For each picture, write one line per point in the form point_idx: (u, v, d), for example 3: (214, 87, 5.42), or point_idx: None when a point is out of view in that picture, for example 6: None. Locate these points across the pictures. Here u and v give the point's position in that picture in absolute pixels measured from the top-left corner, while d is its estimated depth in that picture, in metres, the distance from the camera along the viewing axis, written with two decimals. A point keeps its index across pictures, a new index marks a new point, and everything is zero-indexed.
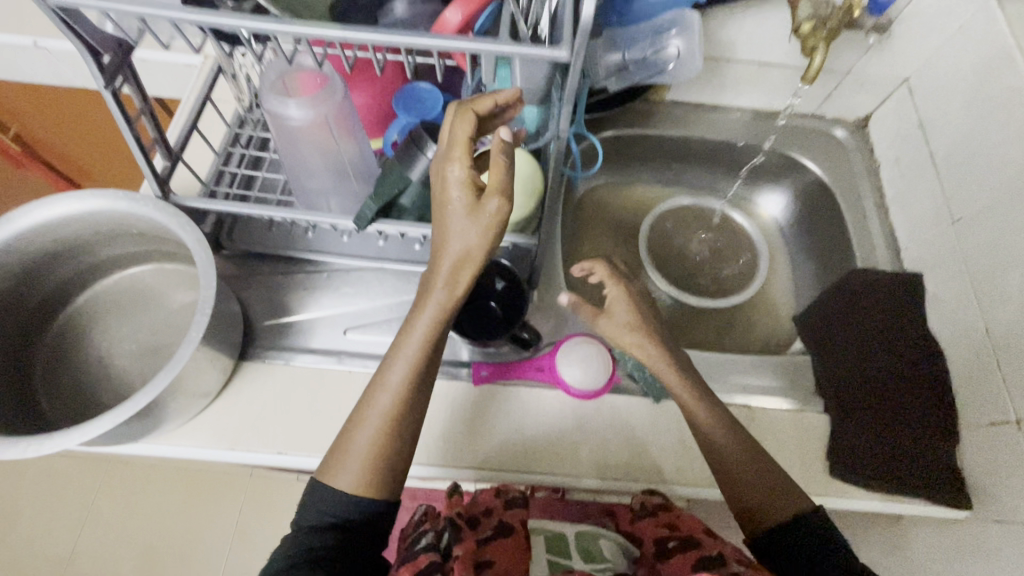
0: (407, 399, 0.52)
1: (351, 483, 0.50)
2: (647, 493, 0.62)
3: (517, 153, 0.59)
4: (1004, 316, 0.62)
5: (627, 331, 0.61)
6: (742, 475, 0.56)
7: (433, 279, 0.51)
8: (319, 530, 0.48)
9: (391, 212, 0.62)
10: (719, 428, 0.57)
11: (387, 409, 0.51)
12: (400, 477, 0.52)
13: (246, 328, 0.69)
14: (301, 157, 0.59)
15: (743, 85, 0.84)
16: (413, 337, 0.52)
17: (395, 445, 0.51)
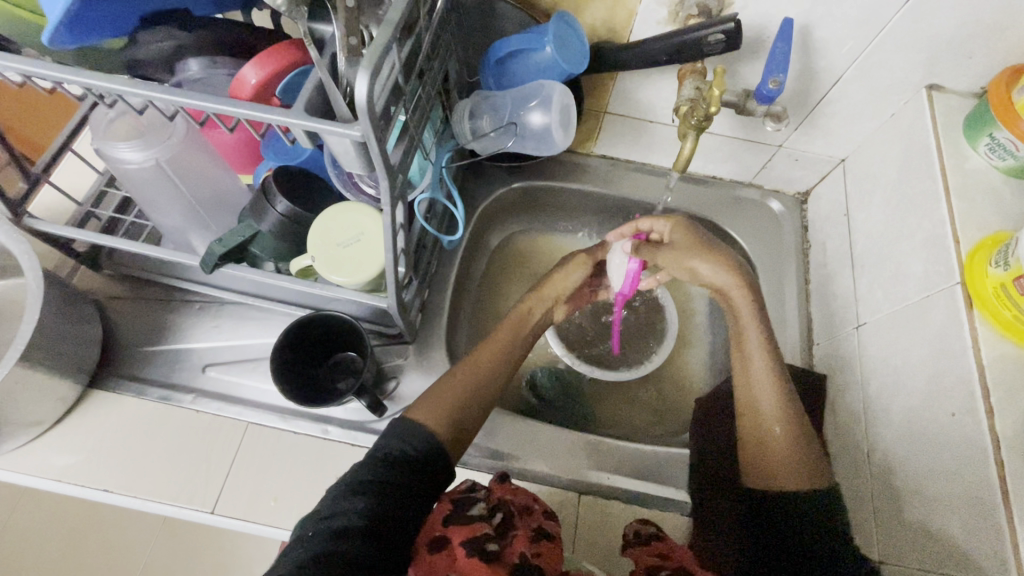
0: (477, 394, 0.58)
1: (426, 419, 0.54)
2: (642, 522, 0.57)
3: (367, 214, 0.56)
4: (885, 442, 0.56)
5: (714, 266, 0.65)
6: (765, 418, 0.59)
7: (512, 322, 0.66)
8: (390, 484, 0.47)
9: (244, 257, 0.60)
10: (763, 375, 0.61)
11: (484, 370, 0.60)
12: (462, 432, 0.55)
13: (107, 353, 0.68)
14: (147, 197, 0.57)
15: (669, 148, 0.79)
16: (500, 336, 0.64)
17: (482, 400, 0.58)
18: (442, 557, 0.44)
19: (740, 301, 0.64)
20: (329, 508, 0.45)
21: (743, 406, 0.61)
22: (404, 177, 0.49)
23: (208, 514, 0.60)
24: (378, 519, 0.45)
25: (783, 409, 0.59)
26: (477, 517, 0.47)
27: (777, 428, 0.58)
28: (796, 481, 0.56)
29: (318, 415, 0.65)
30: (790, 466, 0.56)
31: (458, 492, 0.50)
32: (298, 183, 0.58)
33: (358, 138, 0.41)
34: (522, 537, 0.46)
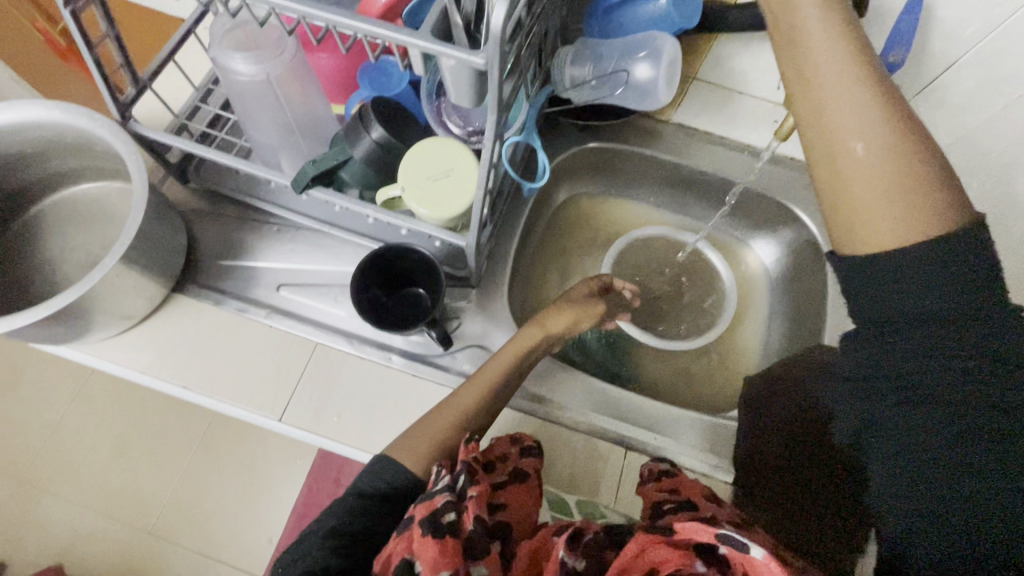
0: (468, 422, 0.58)
1: (409, 456, 0.54)
2: (658, 462, 0.60)
3: (457, 151, 0.57)
4: None
5: (815, 40, 0.45)
6: (854, 172, 0.46)
7: (511, 344, 0.64)
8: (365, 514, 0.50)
9: (332, 182, 0.62)
10: (824, 42, 0.45)
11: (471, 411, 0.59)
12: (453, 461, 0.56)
13: (190, 262, 0.72)
14: (249, 113, 0.59)
15: (753, 123, 0.78)
16: (498, 362, 0.62)
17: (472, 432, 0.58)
18: (401, 539, 0.46)
19: (830, 97, 0.45)
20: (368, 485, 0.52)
21: (861, 200, 0.46)
22: (507, 115, 0.49)
23: (276, 422, 0.64)
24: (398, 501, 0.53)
25: (896, 182, 0.44)
26: (440, 490, 0.48)
27: (890, 200, 0.45)
28: (891, 222, 0.45)
29: (382, 344, 0.68)
30: (888, 216, 0.45)
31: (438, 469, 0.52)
32: (394, 114, 0.60)
33: (482, 67, 0.41)
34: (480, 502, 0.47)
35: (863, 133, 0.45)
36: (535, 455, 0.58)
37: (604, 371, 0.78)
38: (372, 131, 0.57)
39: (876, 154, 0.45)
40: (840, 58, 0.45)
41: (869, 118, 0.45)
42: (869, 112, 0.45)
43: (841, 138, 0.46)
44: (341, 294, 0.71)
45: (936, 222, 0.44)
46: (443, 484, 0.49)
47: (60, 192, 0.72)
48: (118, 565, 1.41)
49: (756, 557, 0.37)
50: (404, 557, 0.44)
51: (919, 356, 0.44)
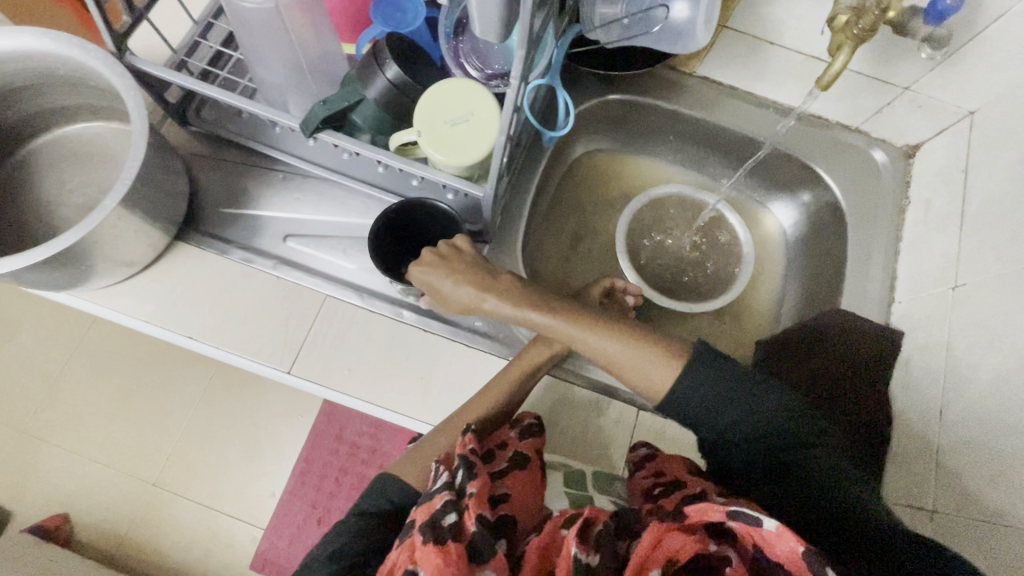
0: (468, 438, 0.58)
1: (414, 479, 0.56)
2: (636, 446, 0.61)
3: (477, 94, 0.53)
4: (963, 404, 0.57)
5: (501, 296, 0.58)
6: (617, 363, 0.55)
7: (516, 363, 0.61)
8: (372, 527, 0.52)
9: (342, 125, 0.58)
10: (502, 305, 0.58)
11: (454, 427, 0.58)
12: None
13: (193, 210, 0.69)
14: (253, 47, 0.55)
15: (783, 76, 0.74)
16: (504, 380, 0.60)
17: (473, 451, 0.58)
18: (401, 549, 0.46)
19: (577, 340, 0.56)
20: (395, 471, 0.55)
21: (617, 368, 0.55)
22: (534, 55, 0.46)
23: (285, 374, 0.63)
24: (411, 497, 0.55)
25: (629, 358, 0.54)
26: (438, 491, 0.49)
27: (642, 369, 0.53)
28: (655, 358, 0.53)
29: (393, 298, 0.67)
30: (645, 370, 0.53)
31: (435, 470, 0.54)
32: (410, 51, 0.56)
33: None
34: (479, 498, 0.47)
35: (546, 308, 0.57)
36: (534, 437, 0.58)
37: None
38: (387, 69, 0.53)
39: (612, 347, 0.55)
40: (523, 304, 0.57)
41: (600, 337, 0.55)
42: (611, 339, 0.55)
43: (584, 350, 0.56)
44: (349, 246, 0.69)
45: (665, 351, 0.53)
46: (438, 486, 0.50)
47: (53, 130, 0.68)
48: (124, 514, 1.43)
49: (766, 527, 0.40)
50: (405, 566, 0.45)
51: (751, 410, 0.50)
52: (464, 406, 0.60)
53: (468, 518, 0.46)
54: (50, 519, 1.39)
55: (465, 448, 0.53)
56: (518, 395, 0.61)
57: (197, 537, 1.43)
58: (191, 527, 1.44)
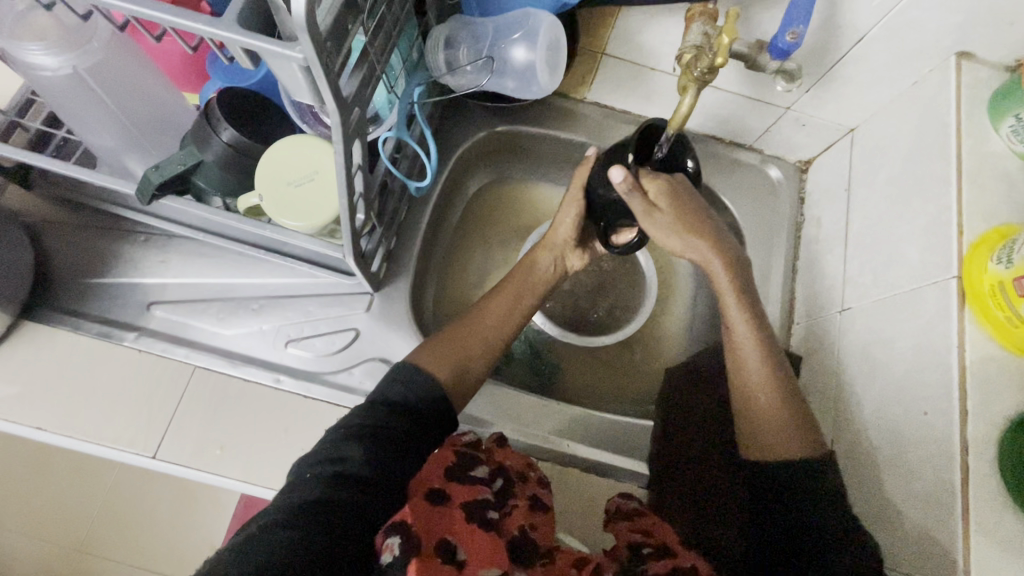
0: (495, 336, 0.59)
1: (434, 364, 0.54)
2: (623, 497, 0.57)
3: (323, 150, 0.50)
4: (852, 432, 0.56)
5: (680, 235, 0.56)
6: (738, 342, 0.58)
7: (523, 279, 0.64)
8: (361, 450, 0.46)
9: (186, 188, 0.54)
10: (738, 313, 0.58)
11: (485, 333, 0.58)
12: (474, 366, 0.56)
13: (43, 283, 0.63)
14: (70, 111, 0.50)
15: (670, 100, 0.72)
16: (507, 295, 0.62)
17: (493, 351, 0.58)
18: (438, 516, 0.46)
19: (743, 346, 0.57)
20: (326, 451, 0.45)
21: (750, 393, 0.56)
22: (364, 114, 0.43)
23: (151, 459, 0.57)
24: (377, 465, 0.45)
25: (783, 413, 0.54)
26: (478, 480, 0.49)
27: (761, 358, 0.57)
28: (756, 347, 0.57)
29: (272, 363, 0.62)
30: (753, 362, 0.57)
31: (463, 443, 0.54)
32: (250, 109, 0.51)
33: (301, 63, 0.34)
34: (525, 510, 0.50)
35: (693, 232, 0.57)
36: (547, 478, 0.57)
37: (524, 371, 0.75)
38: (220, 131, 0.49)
39: (768, 396, 0.55)
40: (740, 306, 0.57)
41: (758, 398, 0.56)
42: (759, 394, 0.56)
43: (742, 347, 0.57)
44: (222, 309, 0.64)
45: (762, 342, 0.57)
46: (478, 474, 0.50)
47: None
48: None
49: None
50: (443, 537, 0.44)
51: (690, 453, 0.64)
52: (477, 308, 0.60)
53: (514, 522, 0.48)
54: None
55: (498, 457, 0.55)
56: (525, 306, 0.62)
57: None
58: None
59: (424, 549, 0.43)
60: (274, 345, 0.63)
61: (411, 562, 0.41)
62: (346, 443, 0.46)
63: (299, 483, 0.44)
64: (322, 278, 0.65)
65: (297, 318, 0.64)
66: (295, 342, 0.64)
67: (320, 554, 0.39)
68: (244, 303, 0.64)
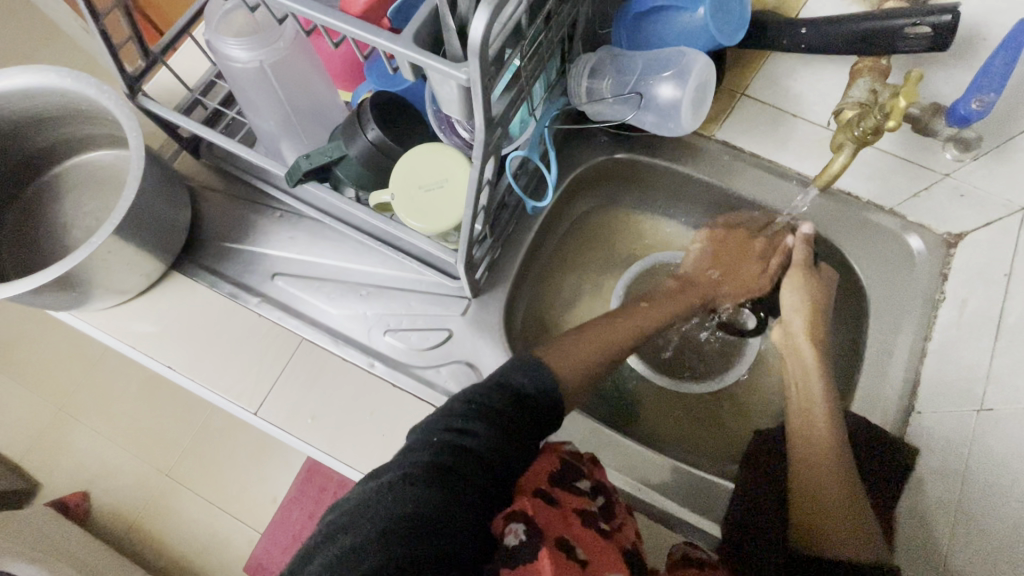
0: (613, 354, 0.62)
1: (561, 363, 0.57)
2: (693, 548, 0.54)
3: (455, 159, 0.52)
4: (972, 551, 0.49)
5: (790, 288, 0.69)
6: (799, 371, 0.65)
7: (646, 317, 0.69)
8: (477, 418, 0.47)
9: (328, 178, 0.59)
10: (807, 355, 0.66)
11: (608, 344, 0.62)
12: (591, 376, 0.59)
13: (193, 239, 0.71)
14: (248, 98, 0.57)
15: (807, 149, 0.68)
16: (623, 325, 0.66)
17: (608, 364, 0.61)
18: (555, 516, 0.45)
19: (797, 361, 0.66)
20: (447, 422, 0.47)
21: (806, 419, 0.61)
22: (504, 133, 0.45)
23: (252, 415, 0.63)
24: (496, 446, 0.46)
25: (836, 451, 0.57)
26: (584, 491, 0.49)
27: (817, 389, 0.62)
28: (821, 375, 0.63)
29: (369, 348, 0.66)
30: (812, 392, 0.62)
31: (564, 450, 0.53)
32: (397, 113, 0.55)
33: (463, 82, 0.36)
34: (632, 530, 0.49)
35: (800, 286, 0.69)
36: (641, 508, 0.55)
37: (602, 402, 0.74)
38: (367, 131, 0.53)
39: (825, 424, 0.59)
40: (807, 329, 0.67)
41: (829, 481, 0.55)
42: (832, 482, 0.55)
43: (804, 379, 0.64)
44: (334, 290, 0.69)
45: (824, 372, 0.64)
46: (582, 485, 0.50)
47: (78, 156, 0.73)
48: (136, 500, 1.51)
49: None
50: (563, 535, 0.43)
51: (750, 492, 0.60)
52: (601, 324, 0.64)
53: (624, 538, 0.47)
54: (72, 496, 1.49)
55: (599, 472, 0.53)
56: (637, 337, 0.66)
57: (199, 532, 1.49)
58: (194, 523, 1.49)
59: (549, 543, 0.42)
60: (373, 331, 0.67)
61: (543, 551, 0.40)
62: (469, 420, 0.47)
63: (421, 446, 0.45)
64: (427, 276, 0.68)
65: (399, 310, 0.68)
66: (393, 332, 0.67)
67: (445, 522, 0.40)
68: (353, 288, 0.69)
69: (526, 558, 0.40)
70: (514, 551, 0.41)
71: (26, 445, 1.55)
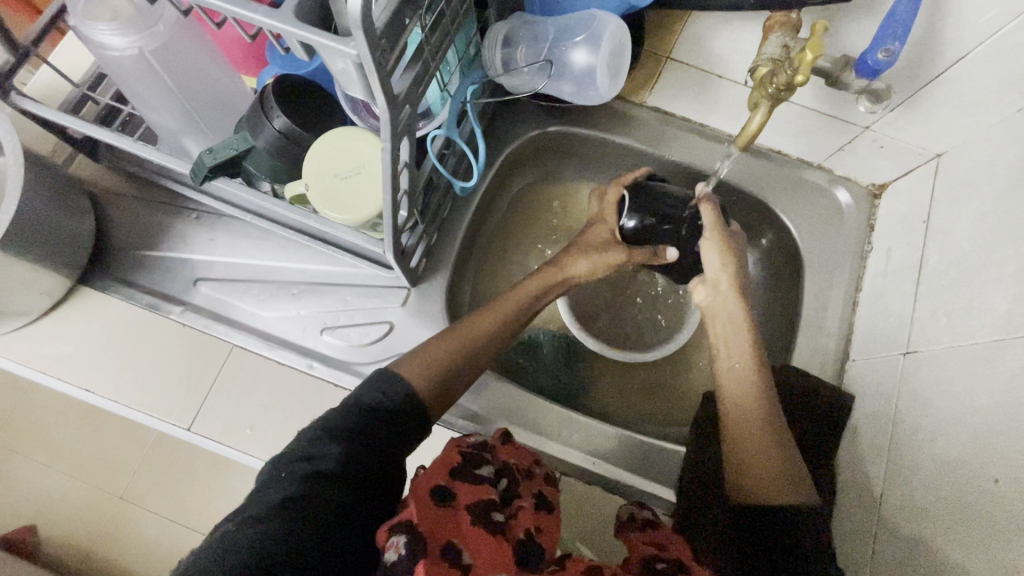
0: (478, 349, 0.57)
1: (416, 373, 0.53)
2: (639, 505, 0.56)
3: (371, 143, 0.49)
4: (904, 488, 0.52)
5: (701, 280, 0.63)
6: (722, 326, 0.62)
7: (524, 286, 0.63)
8: (328, 441, 0.45)
9: (238, 173, 0.55)
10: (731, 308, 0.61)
11: (470, 343, 0.57)
12: (451, 380, 0.55)
13: (100, 249, 0.65)
14: (137, 92, 0.52)
15: (735, 110, 0.68)
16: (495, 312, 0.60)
17: (476, 363, 0.57)
18: (447, 517, 0.45)
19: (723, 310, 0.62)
20: (303, 449, 0.44)
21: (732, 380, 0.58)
22: (414, 112, 0.42)
23: (185, 431, 0.59)
24: (354, 461, 0.45)
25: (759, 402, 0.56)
26: (484, 480, 0.49)
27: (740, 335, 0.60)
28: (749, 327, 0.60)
29: (306, 348, 0.63)
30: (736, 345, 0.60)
31: (468, 443, 0.53)
32: (305, 96, 0.52)
33: (354, 60, 0.33)
34: (530, 513, 0.49)
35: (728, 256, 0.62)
36: (552, 481, 0.56)
37: (554, 379, 0.74)
38: (272, 119, 0.49)
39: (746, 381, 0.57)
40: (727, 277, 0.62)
41: (755, 448, 0.53)
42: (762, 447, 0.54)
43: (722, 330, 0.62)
44: (263, 291, 0.65)
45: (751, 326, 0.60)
46: (482, 475, 0.50)
47: None
48: (90, 527, 1.43)
49: None
50: (449, 540, 0.43)
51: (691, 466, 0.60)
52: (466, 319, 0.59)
53: (519, 528, 0.47)
54: (17, 531, 1.40)
55: (502, 458, 0.54)
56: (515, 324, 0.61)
57: (163, 551, 1.43)
58: (157, 543, 1.43)
59: (430, 550, 0.42)
60: (308, 330, 0.64)
61: (420, 563, 0.40)
62: (322, 442, 0.45)
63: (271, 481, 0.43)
64: (362, 268, 0.66)
65: (334, 306, 0.65)
66: (331, 330, 0.64)
67: (303, 555, 0.39)
68: (284, 287, 0.65)
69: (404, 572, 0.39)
70: (392, 564, 0.40)
71: None
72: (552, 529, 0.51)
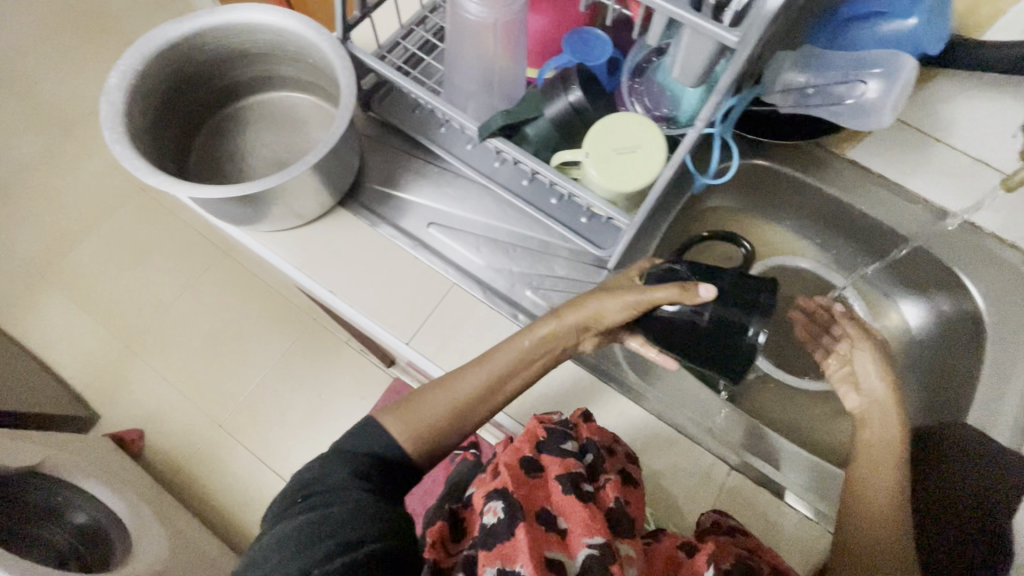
0: (463, 408, 0.61)
1: (399, 431, 0.59)
2: (719, 514, 0.59)
3: (648, 130, 0.58)
4: None
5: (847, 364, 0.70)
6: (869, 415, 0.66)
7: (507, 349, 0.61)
8: (341, 469, 0.53)
9: (513, 136, 0.64)
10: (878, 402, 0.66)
11: (458, 411, 0.61)
12: (444, 435, 0.61)
13: (357, 182, 0.76)
14: (462, 55, 0.62)
15: (942, 177, 0.73)
16: (495, 361, 0.61)
17: (463, 423, 0.61)
18: (538, 486, 0.50)
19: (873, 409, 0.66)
20: (308, 479, 0.53)
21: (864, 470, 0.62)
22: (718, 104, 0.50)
23: (404, 345, 0.68)
24: (359, 475, 0.54)
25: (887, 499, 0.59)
26: (569, 453, 0.54)
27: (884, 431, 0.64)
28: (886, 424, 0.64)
29: (513, 300, 0.71)
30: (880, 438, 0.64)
31: (552, 422, 0.58)
32: (591, 81, 0.62)
33: (730, 46, 0.41)
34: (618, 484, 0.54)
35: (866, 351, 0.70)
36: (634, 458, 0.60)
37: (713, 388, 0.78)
38: (572, 93, 0.59)
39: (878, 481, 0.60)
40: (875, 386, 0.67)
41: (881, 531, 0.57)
42: (885, 531, 0.57)
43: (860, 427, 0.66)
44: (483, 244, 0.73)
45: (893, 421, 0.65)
46: (567, 449, 0.55)
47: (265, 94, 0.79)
48: (189, 446, 1.54)
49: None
50: (542, 505, 0.49)
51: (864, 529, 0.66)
52: (451, 373, 0.62)
53: (608, 496, 0.51)
54: (128, 432, 1.51)
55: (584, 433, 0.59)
56: (507, 389, 0.62)
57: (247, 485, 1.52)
58: (243, 476, 1.52)
59: (528, 514, 0.47)
60: (516, 284, 0.71)
61: (521, 526, 0.45)
62: (331, 466, 0.54)
63: (287, 510, 0.50)
64: (570, 242, 0.73)
65: (541, 270, 0.72)
66: (535, 290, 0.71)
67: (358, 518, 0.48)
68: (501, 245, 0.74)
69: (502, 530, 0.45)
70: (492, 525, 0.46)
71: (90, 380, 1.59)
72: (638, 502, 0.56)
